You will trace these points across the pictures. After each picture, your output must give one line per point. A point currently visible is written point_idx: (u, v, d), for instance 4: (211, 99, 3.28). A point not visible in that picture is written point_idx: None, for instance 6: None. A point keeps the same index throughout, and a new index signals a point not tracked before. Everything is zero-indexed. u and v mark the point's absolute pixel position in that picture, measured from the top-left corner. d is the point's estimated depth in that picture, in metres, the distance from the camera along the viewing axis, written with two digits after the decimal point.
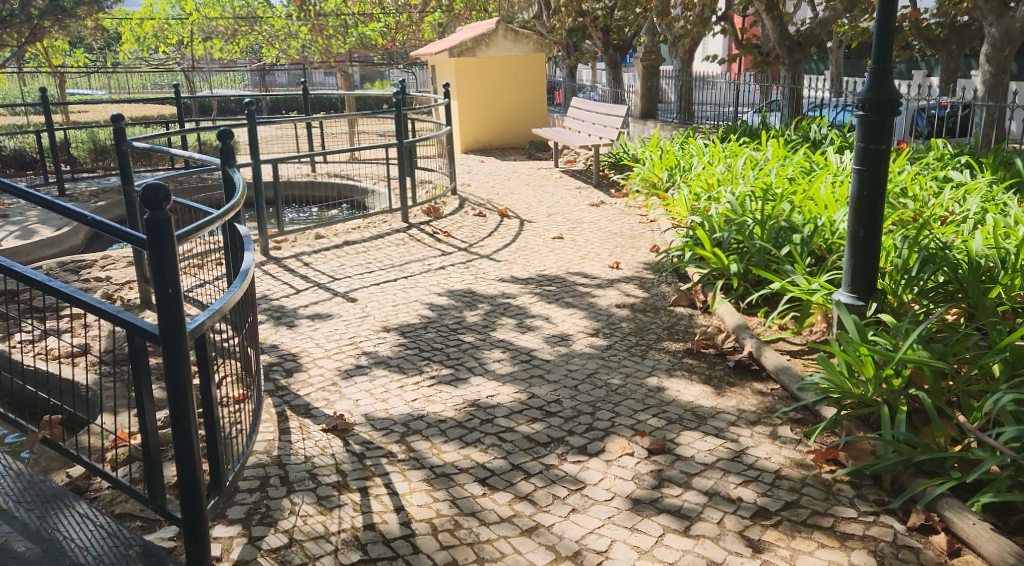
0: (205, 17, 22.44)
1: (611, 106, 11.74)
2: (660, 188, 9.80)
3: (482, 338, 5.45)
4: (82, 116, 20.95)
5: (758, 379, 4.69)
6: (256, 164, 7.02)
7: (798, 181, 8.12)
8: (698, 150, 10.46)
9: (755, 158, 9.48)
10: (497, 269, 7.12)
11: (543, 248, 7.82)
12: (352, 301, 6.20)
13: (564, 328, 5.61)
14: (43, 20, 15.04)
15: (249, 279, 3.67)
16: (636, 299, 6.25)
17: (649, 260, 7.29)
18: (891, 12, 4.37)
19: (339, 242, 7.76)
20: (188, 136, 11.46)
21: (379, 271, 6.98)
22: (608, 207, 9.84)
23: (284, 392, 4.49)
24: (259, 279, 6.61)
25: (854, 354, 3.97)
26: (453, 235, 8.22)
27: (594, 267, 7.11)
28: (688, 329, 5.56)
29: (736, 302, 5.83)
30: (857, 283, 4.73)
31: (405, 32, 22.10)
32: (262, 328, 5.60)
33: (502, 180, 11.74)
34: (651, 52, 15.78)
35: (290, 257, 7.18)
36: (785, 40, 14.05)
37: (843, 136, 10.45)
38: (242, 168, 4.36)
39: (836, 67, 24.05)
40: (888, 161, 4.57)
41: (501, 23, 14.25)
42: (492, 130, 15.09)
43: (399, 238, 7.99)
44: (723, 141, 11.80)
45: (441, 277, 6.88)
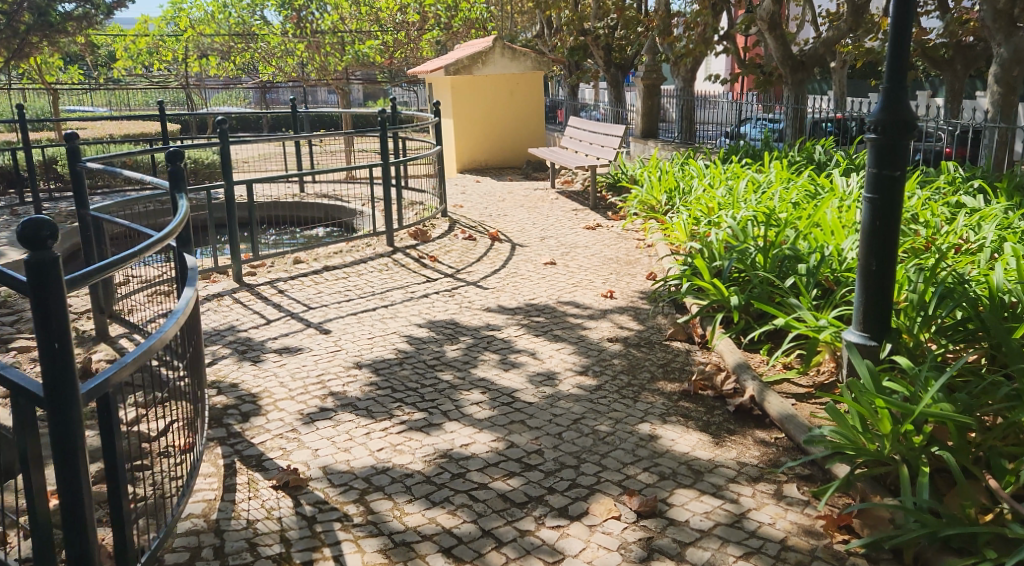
0: (200, 34, 22.20)
1: (608, 126, 11.38)
2: (659, 211, 9.41)
3: (461, 376, 5.03)
4: (75, 133, 20.67)
5: (760, 427, 4.26)
6: (230, 184, 6.64)
7: (802, 206, 7.73)
8: (698, 171, 10.07)
9: (758, 181, 9.10)
10: (483, 297, 6.72)
11: (533, 274, 7.41)
12: (325, 332, 5.79)
13: (550, 366, 5.20)
14: (31, 36, 14.75)
15: (182, 318, 3.30)
16: (630, 332, 5.83)
17: (645, 288, 6.88)
18: (907, 24, 3.98)
19: (318, 267, 7.36)
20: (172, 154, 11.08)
21: (358, 300, 6.58)
22: (604, 230, 9.45)
23: (236, 440, 4.07)
24: (227, 309, 6.19)
25: (869, 405, 3.53)
26: (440, 260, 7.82)
27: (587, 296, 6.70)
28: (685, 367, 5.14)
29: (737, 337, 5.41)
30: (869, 322, 4.30)
31: (403, 49, 21.77)
32: (224, 364, 5.18)
33: (496, 201, 11.36)
34: (651, 71, 15.48)
35: (265, 284, 6.79)
36: (788, 60, 13.72)
37: (850, 158, 10.05)
38: (189, 194, 3.97)
39: (840, 88, 23.78)
40: (903, 188, 4.17)
41: (498, 41, 13.94)
42: (488, 149, 14.73)
43: (382, 263, 7.59)
44: (724, 161, 11.42)
45: (423, 306, 6.47)
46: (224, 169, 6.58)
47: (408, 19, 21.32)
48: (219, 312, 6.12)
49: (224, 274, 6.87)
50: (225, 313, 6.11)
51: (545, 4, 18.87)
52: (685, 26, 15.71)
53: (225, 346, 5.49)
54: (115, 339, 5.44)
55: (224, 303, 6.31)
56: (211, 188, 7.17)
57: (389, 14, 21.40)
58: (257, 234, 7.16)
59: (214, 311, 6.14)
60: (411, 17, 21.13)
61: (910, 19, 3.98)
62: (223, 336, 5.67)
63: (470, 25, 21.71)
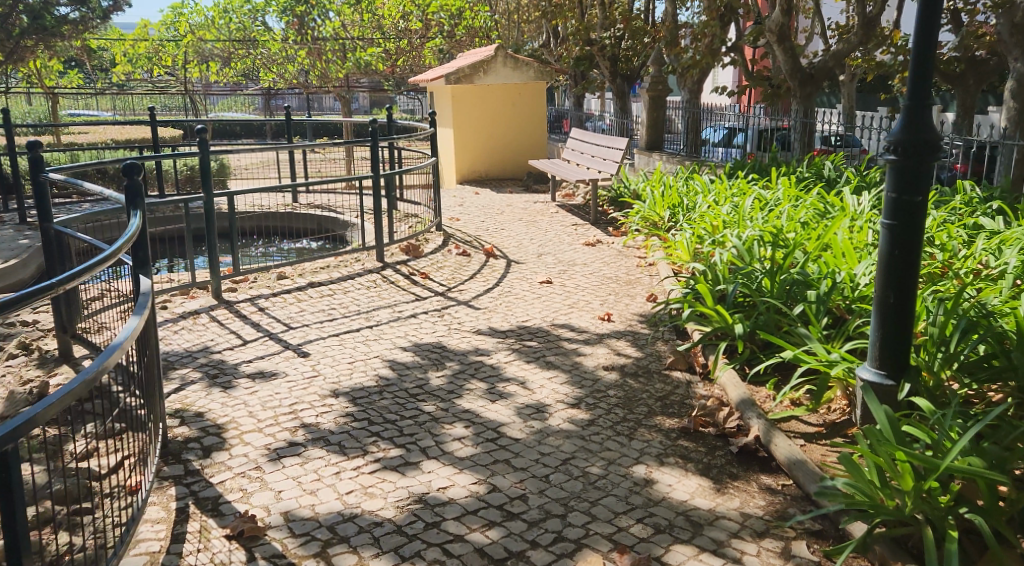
0: (200, 39, 21.97)
1: (611, 139, 11.08)
2: (662, 227, 9.09)
3: (444, 407, 4.69)
4: (72, 138, 20.37)
5: (764, 472, 3.92)
6: (210, 195, 6.33)
7: (811, 226, 7.40)
8: (703, 187, 9.75)
9: (765, 198, 8.77)
10: (475, 318, 6.39)
11: (529, 294, 7.09)
12: (304, 356, 5.45)
13: (541, 397, 4.85)
14: (26, 39, 14.49)
15: (122, 350, 2.97)
16: (627, 359, 5.48)
17: (644, 311, 6.55)
18: (931, 35, 3.66)
19: (303, 283, 7.03)
20: (160, 163, 10.75)
21: (342, 320, 6.26)
22: (604, 247, 9.11)
23: (193, 479, 3.72)
24: (203, 328, 5.85)
25: (888, 457, 3.20)
26: (431, 277, 7.49)
27: (583, 319, 6.36)
28: (686, 401, 4.79)
29: (742, 367, 5.07)
30: (886, 359, 3.96)
31: (405, 58, 21.36)
32: (192, 390, 4.83)
33: (494, 214, 11.05)
34: (657, 82, 15.20)
35: (245, 301, 6.46)
36: (796, 73, 13.41)
37: (861, 175, 9.72)
38: (144, 213, 3.65)
39: (849, 102, 23.46)
40: (924, 214, 3.84)
41: (501, 49, 13.54)
42: (488, 160, 14.42)
43: (370, 279, 7.26)
44: (730, 176, 11.10)
45: (410, 327, 6.15)
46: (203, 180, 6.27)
47: (411, 27, 21.00)
48: (193, 331, 5.78)
49: (203, 291, 6.53)
50: (200, 332, 5.77)
51: (551, 13, 18.59)
52: (692, 37, 15.43)
53: (196, 369, 5.15)
54: (78, 361, 5.10)
55: (201, 322, 5.97)
56: (190, 199, 6.84)
57: (392, 21, 20.92)
58: (239, 247, 6.85)
59: (188, 330, 5.81)
60: (413, 25, 20.86)
61: (932, 33, 3.66)
62: (195, 358, 5.33)
63: (473, 33, 21.44)
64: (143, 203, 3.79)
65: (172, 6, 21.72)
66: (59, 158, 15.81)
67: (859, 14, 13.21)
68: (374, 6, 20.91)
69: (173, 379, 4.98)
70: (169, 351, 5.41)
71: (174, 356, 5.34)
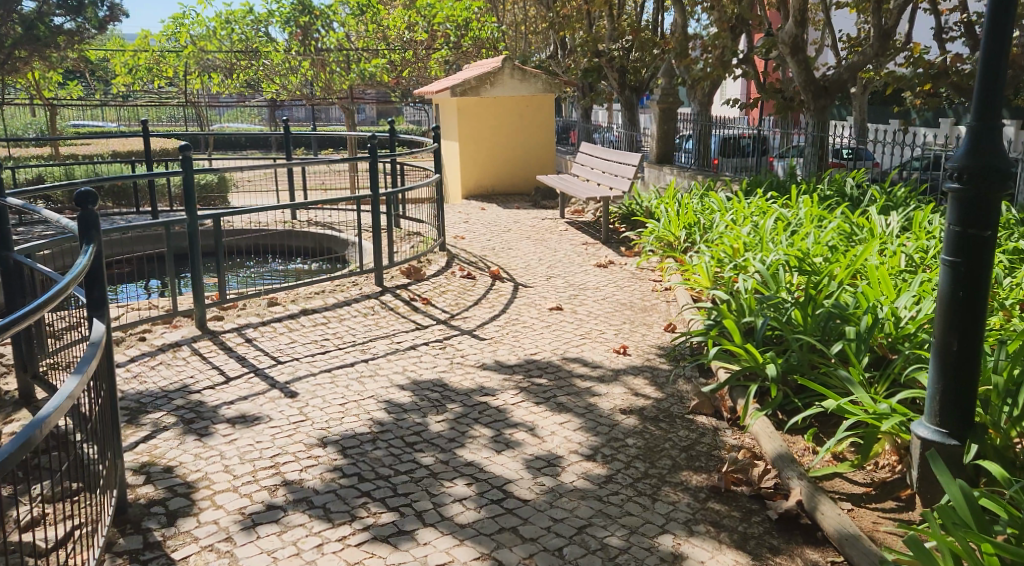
0: (201, 50, 21.50)
1: (622, 153, 10.62)
2: (678, 249, 8.60)
3: (444, 460, 4.20)
4: (71, 151, 19.98)
5: (810, 545, 3.42)
6: (193, 217, 5.88)
7: (840, 249, 6.91)
8: (720, 205, 9.27)
9: (787, 219, 8.28)
10: (479, 351, 5.90)
11: (537, 322, 6.61)
12: (292, 396, 4.97)
13: (552, 447, 4.36)
14: (19, 50, 14.17)
15: (57, 416, 2.47)
16: (646, 401, 4.98)
17: (663, 343, 6.06)
18: (1001, 42, 3.15)
19: (295, 310, 6.56)
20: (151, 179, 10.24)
21: (336, 352, 5.78)
22: (617, 268, 8.62)
23: (153, 555, 3.24)
24: (184, 364, 5.38)
25: (966, 543, 2.73)
26: (433, 303, 7.01)
27: (596, 352, 5.86)
28: (716, 452, 4.29)
29: (775, 413, 4.56)
30: (947, 416, 3.45)
31: (410, 68, 20.98)
32: (164, 437, 4.36)
33: (501, 232, 10.59)
34: (668, 94, 14.77)
35: (231, 331, 6.00)
36: (810, 85, 12.92)
37: (887, 194, 9.22)
38: (94, 249, 3.19)
39: (861, 114, 23.04)
40: (993, 250, 3.33)
41: (508, 60, 13.12)
42: (494, 175, 13.96)
43: (367, 305, 6.79)
44: (747, 193, 10.62)
45: (409, 361, 5.66)
46: (186, 201, 5.84)
47: (416, 38, 20.82)
48: (172, 367, 5.31)
49: (186, 321, 6.07)
50: (180, 368, 5.30)
51: (559, 24, 18.21)
52: (703, 49, 14.99)
53: (171, 412, 4.67)
54: (39, 405, 4.64)
55: (182, 357, 5.49)
56: (173, 220, 6.38)
57: (397, 31, 20.82)
58: (225, 272, 6.38)
59: (167, 365, 5.33)
60: (418, 35, 20.69)
61: (1005, 44, 3.15)
62: (172, 399, 4.85)
63: (480, 44, 21.25)
64: (98, 236, 3.33)
65: (173, 17, 21.40)
66: (54, 174, 15.41)
67: (876, 25, 12.73)
68: (379, 17, 20.61)
69: (145, 424, 4.50)
70: (144, 391, 4.93)
71: (148, 397, 4.87)
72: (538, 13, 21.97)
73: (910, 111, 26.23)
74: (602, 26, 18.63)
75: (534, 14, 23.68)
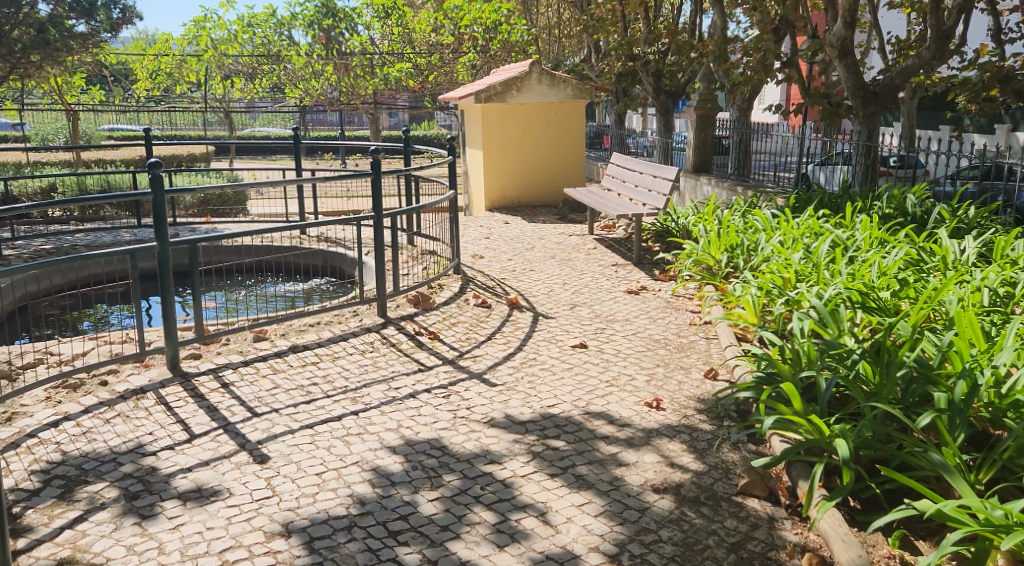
0: (223, 54, 20.86)
1: (659, 165, 9.78)
2: (719, 275, 7.72)
3: (432, 559, 3.39)
4: (95, 156, 19.59)
5: None
6: (164, 244, 5.15)
7: (911, 282, 6.01)
8: (765, 224, 8.41)
9: (844, 243, 7.40)
10: (488, 402, 5.08)
11: (557, 364, 5.79)
12: (260, 461, 4.19)
13: (568, 542, 3.52)
14: (29, 55, 13.61)
15: None
16: (684, 475, 4.12)
17: (702, 395, 5.19)
18: None
19: (283, 347, 5.81)
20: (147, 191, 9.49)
21: (322, 401, 5.01)
22: (650, 295, 7.74)
23: None
24: (144, 416, 4.60)
25: None
26: (440, 338, 6.23)
27: (624, 406, 5.02)
28: (772, 554, 3.44)
29: (846, 499, 3.72)
30: None
31: (436, 73, 20.30)
32: (97, 519, 3.60)
33: (524, 250, 9.78)
34: (706, 100, 13.69)
35: (206, 375, 5.24)
36: (859, 90, 11.84)
37: (955, 213, 8.25)
38: None
39: (909, 120, 21.93)
40: None
41: (535, 64, 12.41)
42: (520, 187, 13.11)
43: (365, 342, 6.02)
44: (795, 210, 9.70)
45: (406, 415, 4.86)
46: (157, 228, 5.10)
47: (443, 41, 19.84)
48: (129, 421, 4.54)
49: (155, 362, 5.30)
50: (139, 422, 4.53)
51: (592, 26, 17.35)
52: (744, 52, 14.05)
53: (115, 483, 3.90)
54: None
55: (145, 406, 4.73)
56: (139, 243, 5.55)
57: (423, 35, 20.10)
58: (200, 302, 5.61)
59: (124, 418, 4.56)
60: (444, 39, 19.57)
61: None
62: (120, 465, 4.08)
63: (509, 48, 19.55)
64: None
65: (195, 20, 20.87)
66: (66, 184, 14.83)
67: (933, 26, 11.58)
68: (404, 20, 20.14)
69: (79, 500, 3.74)
70: (89, 452, 4.16)
71: (92, 461, 4.09)
72: (571, 15, 21.18)
73: (961, 116, 25.05)
74: (636, 29, 17.79)
75: (567, 18, 22.90)
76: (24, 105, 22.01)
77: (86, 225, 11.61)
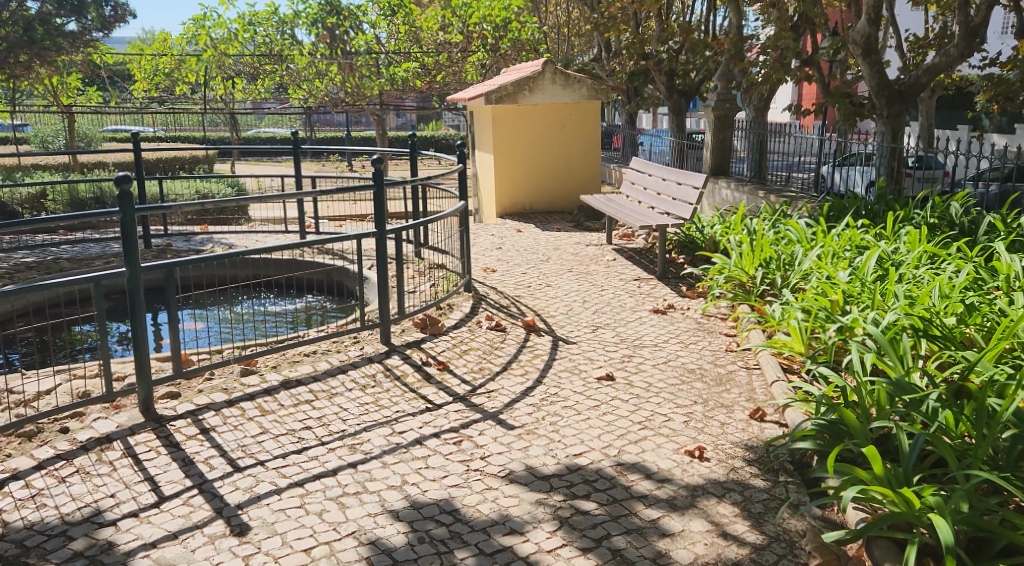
0: (223, 54, 20.31)
1: (682, 171, 9.12)
2: (754, 293, 7.02)
3: None
4: (95, 160, 19.11)
5: None
6: (133, 264, 4.51)
7: (978, 306, 5.30)
8: (800, 236, 7.73)
9: (892, 257, 6.69)
10: (506, 451, 4.44)
11: (582, 400, 5.14)
12: (238, 534, 3.55)
13: None
14: (18, 55, 13.05)
15: None
16: (741, 551, 3.46)
17: (751, 440, 4.54)
18: None
19: (274, 382, 5.18)
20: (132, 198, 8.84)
21: (315, 451, 4.37)
22: (678, 315, 7.09)
23: None
24: (106, 474, 3.99)
25: None
26: (451, 369, 5.58)
27: (662, 455, 4.37)
28: None
29: None
30: None
31: (444, 73, 19.67)
32: None
33: (539, 263, 9.14)
34: (723, 100, 12.92)
35: (183, 419, 4.61)
36: (883, 90, 10.82)
37: (1008, 223, 7.53)
38: None
39: (928, 119, 21.25)
40: None
41: (549, 64, 11.76)
42: (532, 192, 12.45)
43: (367, 375, 5.39)
44: (827, 218, 9.02)
45: (411, 469, 4.21)
46: (126, 246, 4.46)
47: (451, 39, 19.14)
48: (90, 480, 3.92)
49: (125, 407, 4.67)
50: (100, 481, 3.92)
51: (603, 25, 16.71)
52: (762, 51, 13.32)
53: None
54: None
55: (109, 460, 4.12)
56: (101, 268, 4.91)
57: (430, 33, 19.46)
58: (178, 330, 4.96)
59: (83, 476, 3.95)
60: (452, 37, 18.95)
61: None
62: (71, 540, 3.45)
63: (520, 47, 18.88)
64: None
65: (194, 19, 20.33)
66: (58, 192, 14.28)
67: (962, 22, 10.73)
68: (411, 18, 19.43)
69: None
70: (36, 524, 3.54)
71: (38, 535, 3.47)
72: (581, 13, 20.51)
73: (982, 116, 24.35)
74: (649, 27, 17.13)
75: (578, 16, 22.33)
76: (23, 107, 21.54)
77: (75, 234, 11.00)
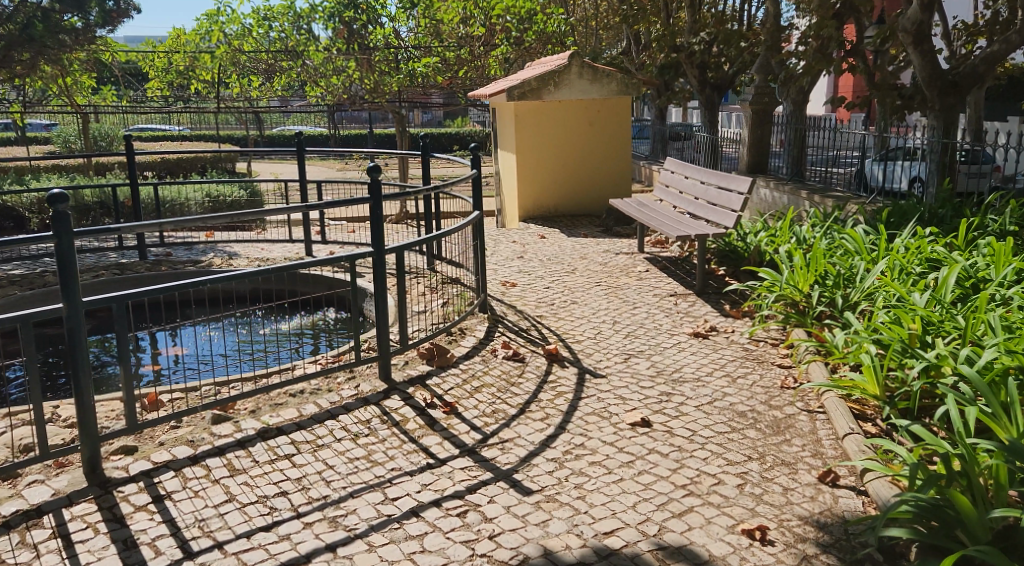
0: (237, 50, 19.52)
1: (721, 174, 8.21)
2: (810, 315, 6.12)
3: None
4: (108, 161, 18.49)
5: None
6: (72, 296, 3.75)
7: None
8: (858, 245, 6.79)
9: (973, 274, 5.74)
10: (519, 527, 3.62)
11: (613, 456, 4.29)
12: None
13: None
14: (16, 54, 12.42)
15: None
16: None
17: (822, 514, 3.67)
18: None
19: (251, 433, 4.40)
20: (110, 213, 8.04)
21: (286, 528, 3.58)
22: (721, 340, 6.21)
23: None
24: (27, 562, 3.26)
25: None
26: (458, 413, 4.76)
27: (714, 536, 3.53)
28: None
29: None
30: None
31: (466, 68, 18.93)
32: None
33: (563, 274, 8.31)
34: (761, 94, 11.91)
35: (132, 485, 3.84)
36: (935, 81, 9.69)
37: None
38: None
39: (977, 110, 20.04)
40: None
41: (576, 56, 10.82)
42: (555, 192, 11.58)
43: (360, 422, 4.59)
44: (885, 223, 8.05)
45: (399, 555, 3.40)
46: (62, 274, 3.72)
47: (473, 32, 18.83)
48: None
49: (66, 471, 3.92)
50: None
51: (631, 17, 15.82)
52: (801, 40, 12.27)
53: None
54: None
55: (33, 543, 3.38)
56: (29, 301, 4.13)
57: (452, 27, 18.76)
58: (131, 374, 4.15)
59: None
60: (475, 30, 18.70)
61: None
62: None
63: (544, 40, 19.84)
64: None
65: (208, 13, 19.60)
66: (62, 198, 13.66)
67: None
68: (431, 12, 18.67)
69: None
70: None
71: None
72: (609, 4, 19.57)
73: None
74: (680, 17, 16.15)
75: (606, 9, 21.45)
76: (37, 107, 21.01)
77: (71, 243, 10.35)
